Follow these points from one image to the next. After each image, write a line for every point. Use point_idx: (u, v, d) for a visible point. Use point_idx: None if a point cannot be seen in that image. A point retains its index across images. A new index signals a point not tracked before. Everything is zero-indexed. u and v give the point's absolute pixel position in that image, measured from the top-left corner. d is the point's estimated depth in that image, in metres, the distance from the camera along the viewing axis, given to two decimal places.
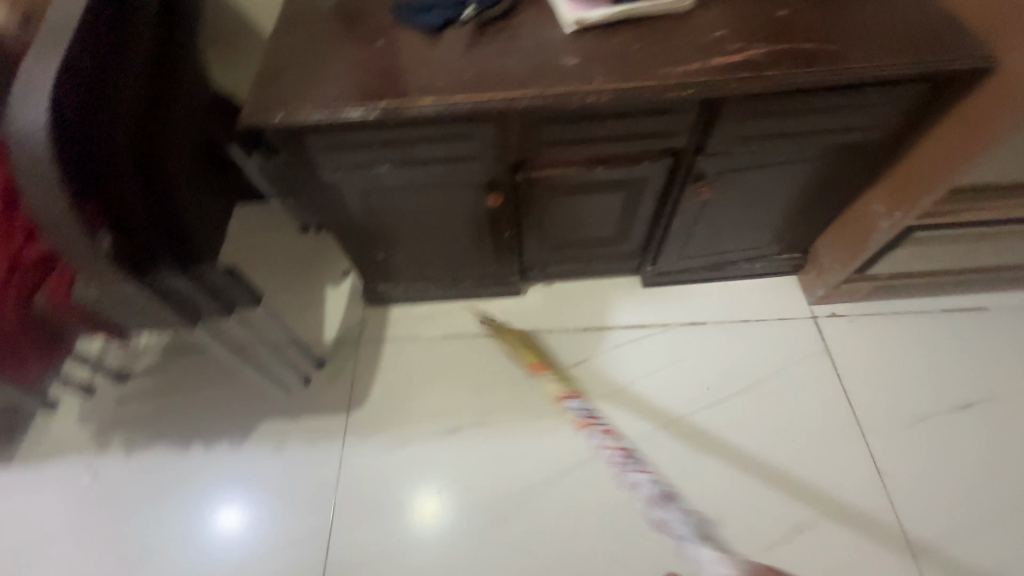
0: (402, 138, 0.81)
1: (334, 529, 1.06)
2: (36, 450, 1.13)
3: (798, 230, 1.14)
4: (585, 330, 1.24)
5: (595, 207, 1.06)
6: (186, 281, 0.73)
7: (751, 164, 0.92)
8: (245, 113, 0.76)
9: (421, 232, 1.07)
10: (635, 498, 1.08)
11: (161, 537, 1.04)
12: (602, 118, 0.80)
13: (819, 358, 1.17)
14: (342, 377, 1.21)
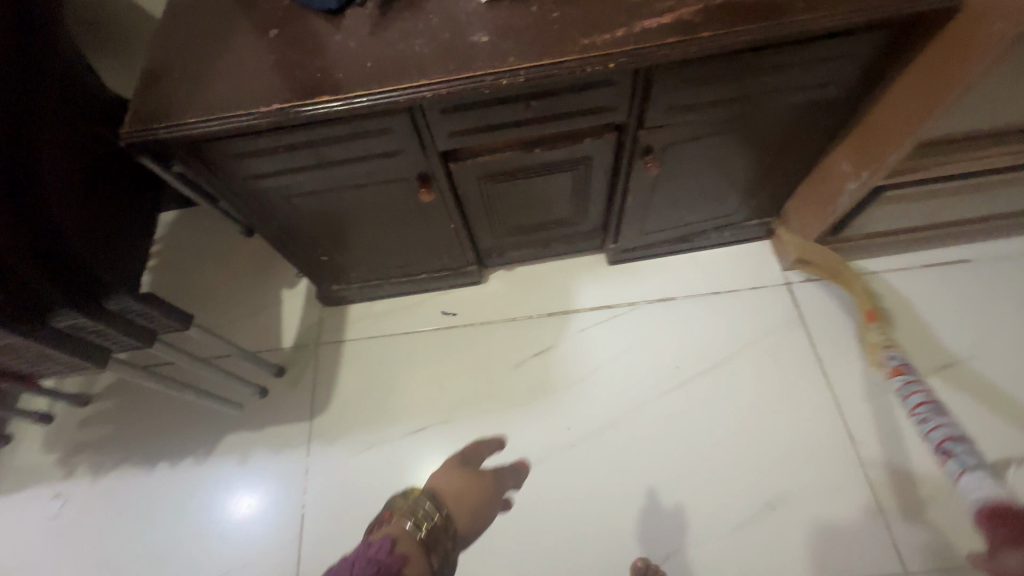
0: (308, 141, 0.74)
1: (304, 539, 1.03)
2: (4, 480, 1.12)
3: (765, 194, 1.07)
4: (550, 315, 1.19)
5: (543, 189, 0.99)
6: (87, 318, 0.69)
7: (700, 133, 0.85)
8: (126, 128, 0.68)
9: (362, 232, 1.01)
10: (614, 484, 1.03)
11: (140, 553, 1.04)
12: (525, 100, 0.72)
13: (793, 327, 1.13)
14: (302, 382, 1.17)
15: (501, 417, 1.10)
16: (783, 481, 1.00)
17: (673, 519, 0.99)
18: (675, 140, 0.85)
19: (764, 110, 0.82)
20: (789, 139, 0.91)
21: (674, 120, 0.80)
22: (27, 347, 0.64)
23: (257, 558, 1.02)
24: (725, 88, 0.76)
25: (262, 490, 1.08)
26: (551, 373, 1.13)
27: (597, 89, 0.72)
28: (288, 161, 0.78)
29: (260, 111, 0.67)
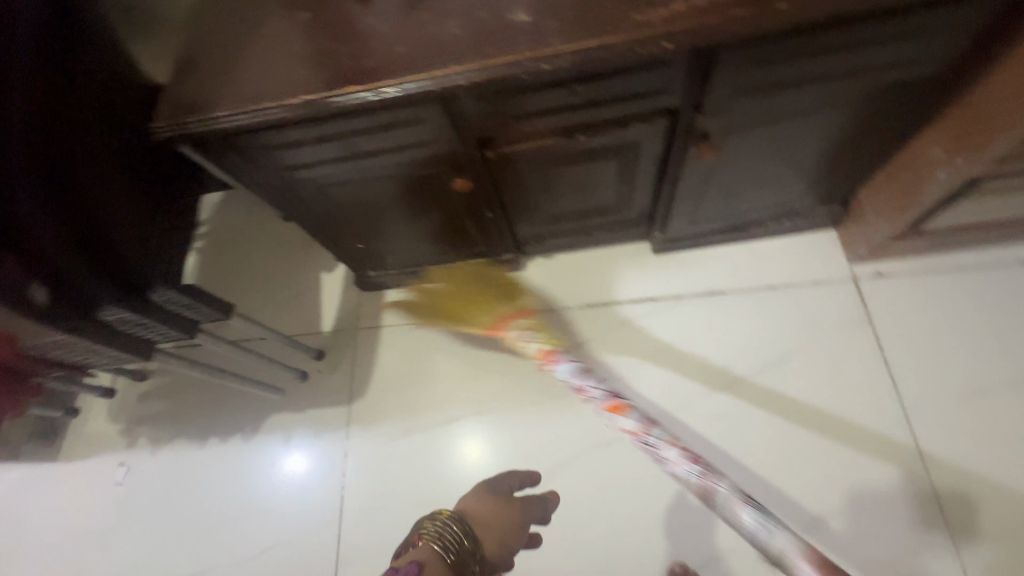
0: (339, 132, 0.70)
1: (344, 519, 1.06)
2: (75, 447, 1.22)
3: (834, 180, 0.96)
4: (589, 307, 1.14)
5: (586, 176, 0.92)
6: (130, 312, 0.70)
7: (766, 116, 0.75)
8: (159, 123, 0.67)
9: (395, 219, 0.98)
10: (650, 487, 0.99)
11: (192, 522, 1.11)
12: (568, 86, 0.66)
13: (858, 326, 1.03)
14: (341, 367, 1.18)
15: (535, 411, 1.08)
16: (837, 494, 0.93)
17: (714, 525, 0.94)
18: (737, 124, 0.76)
19: (844, 90, 0.72)
20: (869, 120, 0.80)
21: (736, 105, 0.72)
22: (72, 342, 0.66)
23: (299, 534, 1.07)
24: (800, 67, 0.66)
25: (292, 472, 1.12)
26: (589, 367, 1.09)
27: (650, 72, 0.65)
28: (320, 154, 0.75)
29: (289, 103, 0.63)
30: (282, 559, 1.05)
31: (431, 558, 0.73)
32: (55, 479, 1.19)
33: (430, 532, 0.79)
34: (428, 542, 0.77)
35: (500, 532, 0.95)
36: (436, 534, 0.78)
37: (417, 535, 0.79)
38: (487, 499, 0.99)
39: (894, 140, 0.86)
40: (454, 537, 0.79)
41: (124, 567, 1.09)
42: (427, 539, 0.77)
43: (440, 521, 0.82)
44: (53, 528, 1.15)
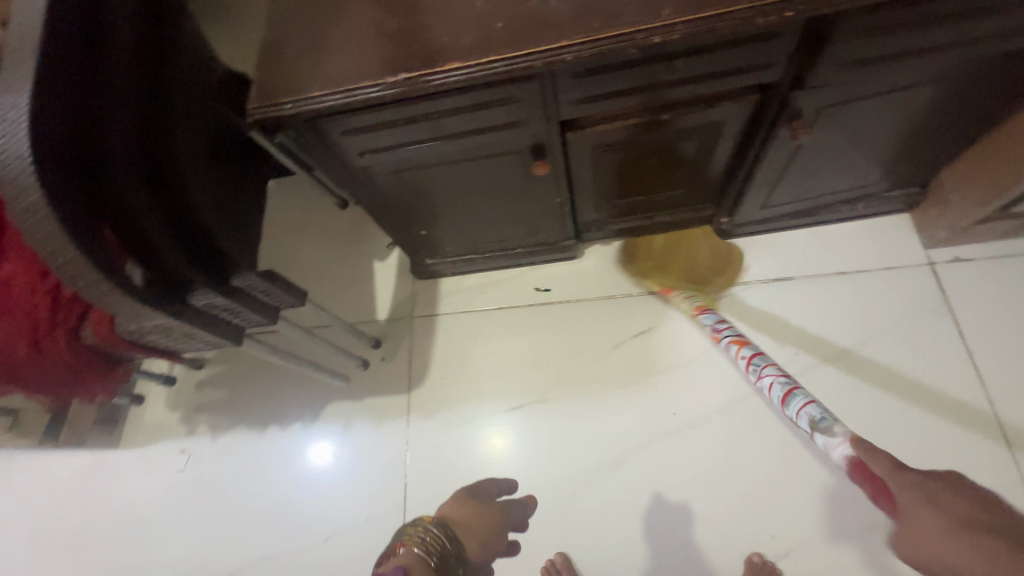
0: (430, 112, 0.69)
1: (408, 507, 1.06)
2: (136, 434, 1.23)
3: (917, 161, 0.93)
4: (651, 295, 1.12)
5: (660, 159, 0.90)
6: (222, 298, 0.68)
7: (865, 92, 0.73)
8: (251, 105, 0.66)
9: (461, 205, 0.96)
10: (720, 478, 0.97)
11: (254, 510, 1.12)
12: (669, 61, 0.64)
13: (936, 313, 1.00)
14: (398, 355, 1.18)
15: (599, 400, 1.07)
16: None
17: (788, 516, 0.92)
18: (833, 100, 0.73)
19: (952, 63, 0.69)
20: (969, 95, 0.77)
21: (839, 80, 0.69)
22: (174, 326, 0.64)
23: (363, 522, 1.07)
24: (914, 39, 0.63)
25: (319, 463, 1.13)
26: (652, 355, 1.08)
27: (758, 45, 0.62)
28: (405, 136, 0.74)
29: (388, 82, 0.62)
30: (346, 546, 1.06)
31: (412, 563, 0.99)
32: (118, 466, 1.21)
33: (412, 534, 1.03)
34: (409, 550, 1.01)
35: (479, 534, 1.01)
36: (418, 538, 1.01)
37: (401, 541, 1.03)
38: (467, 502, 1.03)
39: (990, 117, 0.82)
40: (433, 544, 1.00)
41: (189, 553, 1.11)
42: (410, 546, 1.01)
43: (419, 528, 1.03)
44: (118, 514, 1.16)
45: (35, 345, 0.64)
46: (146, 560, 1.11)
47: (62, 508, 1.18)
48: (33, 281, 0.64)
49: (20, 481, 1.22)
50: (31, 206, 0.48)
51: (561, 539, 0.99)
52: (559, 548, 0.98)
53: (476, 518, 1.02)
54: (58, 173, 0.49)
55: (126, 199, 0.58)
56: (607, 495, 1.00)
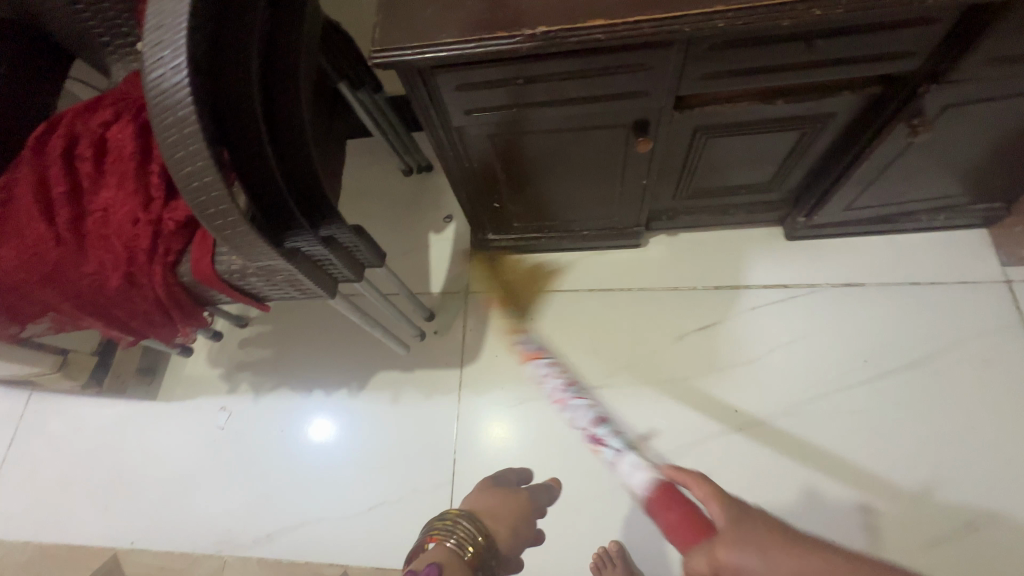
0: (553, 71, 0.66)
1: (456, 483, 1.04)
2: (176, 388, 1.20)
3: (1012, 175, 0.91)
4: (716, 289, 1.10)
5: (756, 148, 0.88)
6: (321, 245, 0.65)
7: (995, 93, 0.70)
8: (373, 47, 0.63)
9: (542, 179, 0.94)
10: (782, 480, 0.95)
11: (293, 475, 1.10)
12: (811, 39, 0.62)
13: (1012, 331, 0.98)
14: (451, 329, 1.16)
15: (659, 391, 1.05)
16: (988, 501, 0.89)
17: (851, 523, 0.91)
18: (961, 99, 0.71)
19: None
20: None
21: (976, 76, 0.67)
22: (278, 270, 0.62)
23: (408, 494, 1.05)
24: None
25: (364, 432, 1.11)
26: (716, 350, 1.06)
27: (908, 29, 0.60)
28: (518, 96, 0.71)
29: (523, 33, 0.59)
30: (389, 519, 1.04)
31: (451, 559, 0.64)
32: (155, 418, 1.18)
33: (439, 529, 0.68)
34: (441, 544, 0.66)
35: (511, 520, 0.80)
36: (450, 532, 0.67)
37: (427, 534, 0.68)
38: (491, 489, 0.88)
39: None
40: (466, 539, 0.67)
41: (226, 513, 1.08)
42: (439, 539, 0.67)
43: (448, 523, 0.68)
44: (152, 467, 1.14)
45: (129, 276, 0.61)
46: (182, 515, 1.09)
47: (96, 456, 1.16)
48: (136, 209, 0.61)
49: (55, 426, 1.20)
50: (182, 129, 0.48)
51: (615, 529, 0.97)
52: (613, 537, 0.97)
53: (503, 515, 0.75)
54: (200, 93, 0.49)
55: (248, 132, 0.56)
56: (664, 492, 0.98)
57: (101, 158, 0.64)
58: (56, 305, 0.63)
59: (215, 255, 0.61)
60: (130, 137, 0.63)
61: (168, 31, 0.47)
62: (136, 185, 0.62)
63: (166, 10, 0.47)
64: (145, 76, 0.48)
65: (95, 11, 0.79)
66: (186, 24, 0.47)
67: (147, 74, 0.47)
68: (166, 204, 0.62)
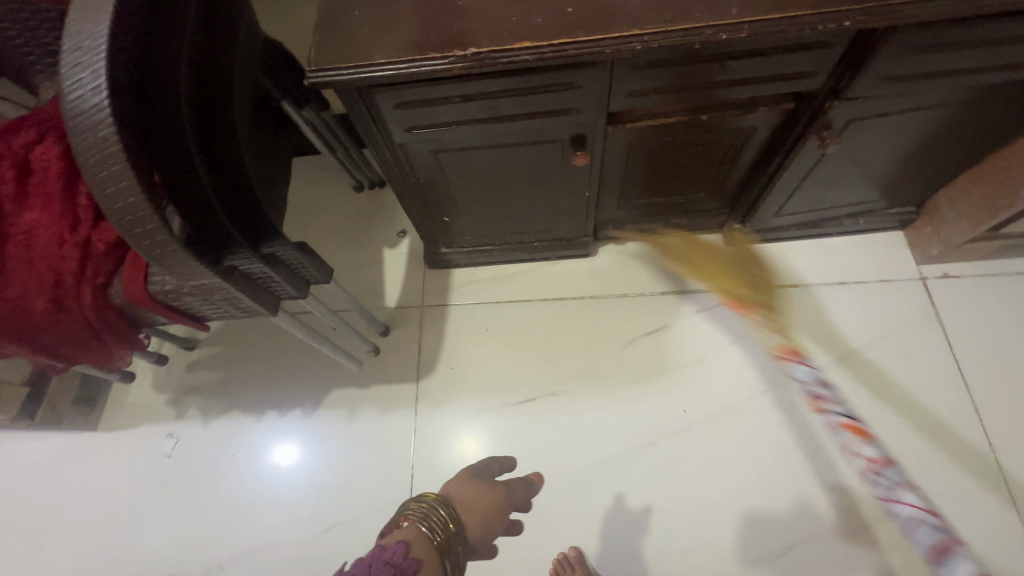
0: (488, 91, 0.69)
1: (416, 496, 1.04)
2: (118, 417, 1.15)
3: (919, 181, 1.00)
4: (663, 294, 1.15)
5: (689, 160, 0.93)
6: (261, 263, 0.66)
7: (892, 108, 0.78)
8: (309, 68, 0.64)
9: (490, 193, 0.96)
10: (729, 474, 0.99)
11: (246, 500, 1.06)
12: (724, 61, 0.67)
13: (929, 324, 1.07)
14: (407, 343, 1.16)
15: (613, 394, 1.08)
16: (914, 482, 0.96)
17: (795, 511, 0.96)
18: (863, 114, 0.78)
19: (967, 88, 0.75)
20: (977, 121, 0.83)
21: (873, 93, 0.74)
22: (215, 289, 0.62)
23: (367, 511, 1.03)
24: (945, 59, 0.69)
25: (320, 452, 1.09)
26: (664, 353, 1.10)
27: (807, 52, 0.66)
28: (456, 114, 0.73)
29: (455, 55, 0.62)
30: (348, 539, 1.02)
31: (417, 539, 0.58)
32: (96, 449, 1.13)
33: (414, 510, 0.61)
34: (413, 526, 0.60)
35: (487, 511, 0.66)
36: (423, 514, 0.60)
37: (401, 514, 0.61)
38: (468, 485, 0.69)
39: (990, 144, 0.90)
40: (437, 525, 0.59)
41: (174, 545, 1.04)
42: (413, 520, 0.60)
43: (420, 506, 0.61)
44: (93, 500, 1.08)
45: (56, 301, 0.59)
46: (126, 549, 1.04)
47: (29, 494, 1.10)
48: (61, 231, 0.60)
49: None
50: (105, 151, 0.48)
51: (574, 533, 0.99)
52: (573, 542, 0.98)
53: (480, 495, 0.67)
54: (126, 115, 0.49)
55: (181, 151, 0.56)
56: (634, 495, 1.00)
57: (24, 178, 0.62)
58: None
59: (150, 275, 0.60)
60: (55, 157, 0.62)
61: (89, 51, 0.46)
62: (61, 207, 0.60)
63: (86, 29, 0.46)
64: (61, 90, 0.47)
65: (22, 33, 0.77)
66: (108, 46, 0.47)
67: (65, 89, 0.47)
68: (94, 227, 0.61)
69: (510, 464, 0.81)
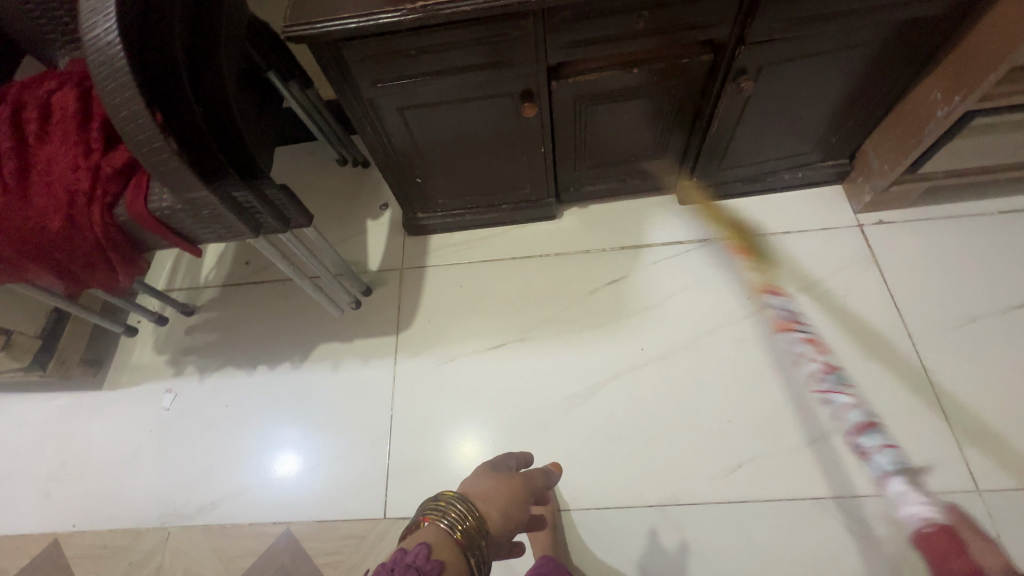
0: (442, 43, 0.82)
1: (395, 437, 1.11)
2: (121, 375, 1.25)
3: (845, 131, 1.10)
4: (622, 249, 1.24)
5: (631, 116, 1.04)
6: (248, 191, 0.74)
7: (797, 54, 0.89)
8: (286, 23, 0.76)
9: (456, 153, 1.07)
10: (684, 403, 1.07)
11: (237, 446, 1.15)
12: (638, 10, 0.80)
13: (865, 264, 1.15)
14: (388, 301, 1.25)
15: (579, 339, 1.16)
16: (855, 404, 1.03)
17: (743, 433, 1.03)
18: (770, 60, 0.90)
19: (861, 30, 0.86)
20: (880, 65, 0.95)
21: (773, 37, 0.85)
22: (205, 205, 0.71)
23: (349, 451, 1.11)
24: (828, 3, 0.80)
25: (309, 402, 1.18)
26: (623, 301, 1.19)
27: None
28: (415, 66, 0.85)
29: (406, 9, 0.74)
30: (332, 478, 1.09)
31: (441, 540, 0.58)
32: (101, 404, 1.22)
33: (434, 510, 0.62)
34: (435, 524, 0.60)
35: (507, 506, 0.65)
36: (445, 512, 0.61)
37: (421, 514, 0.62)
38: (486, 475, 0.70)
39: (898, 89, 1.00)
40: (458, 520, 0.60)
41: (169, 489, 1.12)
42: (433, 519, 0.61)
43: (441, 503, 0.62)
44: (97, 451, 1.17)
45: (69, 219, 0.70)
46: (125, 492, 1.12)
47: (38, 447, 1.18)
48: (78, 157, 0.71)
49: None
50: (109, 80, 0.59)
51: (538, 462, 1.06)
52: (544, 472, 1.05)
53: (503, 489, 0.68)
54: (132, 52, 0.59)
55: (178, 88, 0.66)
56: (594, 426, 1.07)
57: (48, 120, 0.74)
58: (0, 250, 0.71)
59: (149, 195, 0.72)
60: (75, 101, 0.74)
61: (101, 10, 0.57)
62: (78, 138, 0.72)
63: None
64: (82, 36, 0.58)
65: (46, 14, 0.91)
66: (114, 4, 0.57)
67: (85, 41, 0.57)
68: (104, 155, 0.72)
69: (526, 459, 0.84)
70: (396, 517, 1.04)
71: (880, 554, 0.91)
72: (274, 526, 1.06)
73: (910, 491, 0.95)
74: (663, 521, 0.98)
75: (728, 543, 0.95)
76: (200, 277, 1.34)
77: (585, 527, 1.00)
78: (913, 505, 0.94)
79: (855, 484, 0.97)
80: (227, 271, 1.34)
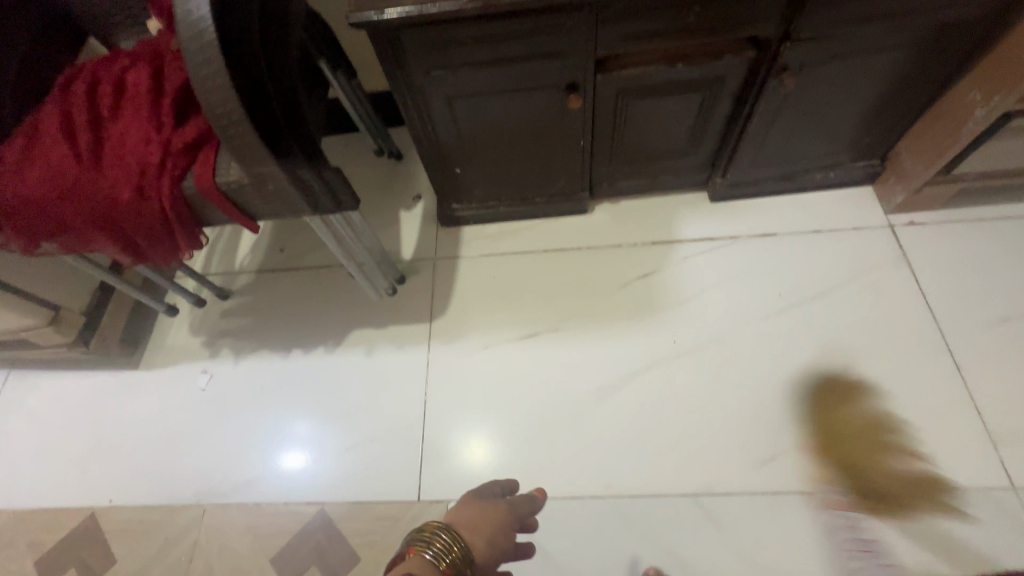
0: (497, 33, 0.84)
1: (428, 422, 1.13)
2: (158, 355, 1.27)
3: (879, 131, 1.12)
4: (654, 244, 1.26)
5: (670, 112, 1.06)
6: (310, 169, 0.77)
7: (838, 52, 0.92)
8: (350, 9, 0.79)
9: (496, 144, 1.10)
10: (716, 396, 1.08)
11: (270, 429, 1.16)
12: (689, 5, 0.82)
13: (896, 264, 1.16)
14: (422, 289, 1.27)
15: (611, 330, 1.18)
16: (888, 400, 1.04)
17: (775, 426, 1.04)
18: (812, 58, 0.92)
19: (902, 29, 0.88)
20: (918, 65, 0.97)
21: (817, 34, 0.87)
22: (271, 179, 0.73)
23: (382, 434, 1.13)
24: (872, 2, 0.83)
25: (341, 387, 1.19)
26: (654, 294, 1.20)
27: None
28: (468, 56, 0.88)
29: None
30: (364, 460, 1.11)
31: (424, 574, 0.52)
32: (138, 383, 1.24)
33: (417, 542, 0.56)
34: (419, 557, 0.54)
35: (490, 535, 0.60)
36: (429, 542, 0.55)
37: (405, 545, 0.56)
38: (466, 504, 0.64)
39: (933, 90, 1.02)
40: (445, 551, 0.54)
41: (203, 468, 1.13)
42: (417, 550, 0.55)
43: (425, 533, 0.56)
44: (133, 428, 1.19)
45: (140, 190, 0.72)
46: (161, 470, 1.14)
47: (75, 423, 1.20)
48: (151, 132, 0.74)
49: (35, 398, 1.24)
50: (196, 53, 0.62)
51: (572, 450, 1.07)
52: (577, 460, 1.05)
53: (484, 518, 0.62)
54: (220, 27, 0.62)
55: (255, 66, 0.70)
56: (626, 417, 1.08)
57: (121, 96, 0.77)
58: (74, 219, 0.73)
59: (216, 168, 0.74)
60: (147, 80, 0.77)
61: None
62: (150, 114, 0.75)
63: None
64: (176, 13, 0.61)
65: None
66: None
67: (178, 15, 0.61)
68: (174, 129, 0.75)
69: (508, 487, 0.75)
70: (429, 501, 1.05)
71: (914, 547, 0.92)
72: (307, 507, 1.07)
73: (943, 486, 0.96)
74: (697, 510, 0.99)
75: (762, 534, 0.95)
76: (236, 262, 1.36)
77: (618, 514, 1.00)
78: (947, 500, 0.95)
79: (890, 478, 0.97)
80: (262, 257, 1.36)
